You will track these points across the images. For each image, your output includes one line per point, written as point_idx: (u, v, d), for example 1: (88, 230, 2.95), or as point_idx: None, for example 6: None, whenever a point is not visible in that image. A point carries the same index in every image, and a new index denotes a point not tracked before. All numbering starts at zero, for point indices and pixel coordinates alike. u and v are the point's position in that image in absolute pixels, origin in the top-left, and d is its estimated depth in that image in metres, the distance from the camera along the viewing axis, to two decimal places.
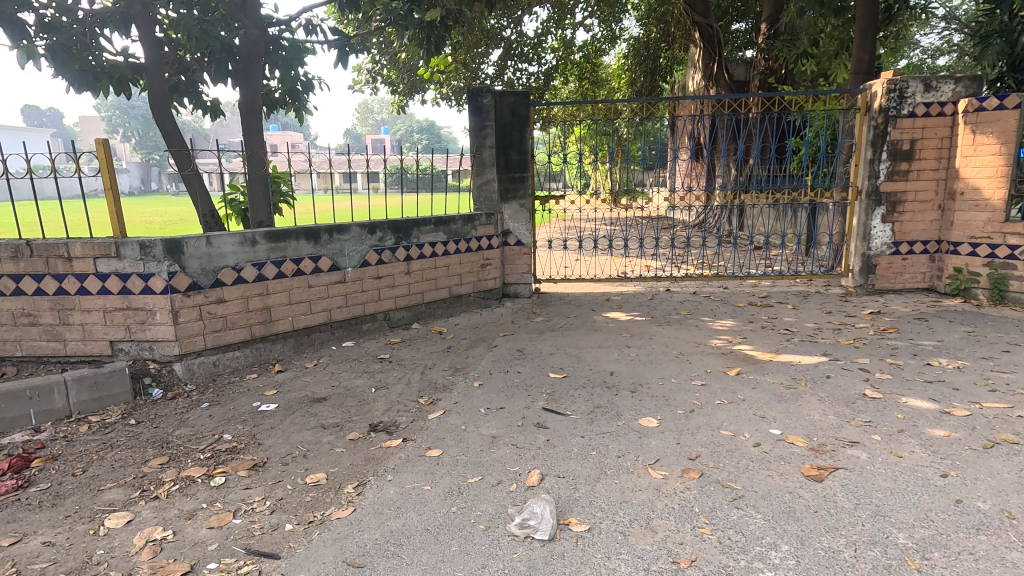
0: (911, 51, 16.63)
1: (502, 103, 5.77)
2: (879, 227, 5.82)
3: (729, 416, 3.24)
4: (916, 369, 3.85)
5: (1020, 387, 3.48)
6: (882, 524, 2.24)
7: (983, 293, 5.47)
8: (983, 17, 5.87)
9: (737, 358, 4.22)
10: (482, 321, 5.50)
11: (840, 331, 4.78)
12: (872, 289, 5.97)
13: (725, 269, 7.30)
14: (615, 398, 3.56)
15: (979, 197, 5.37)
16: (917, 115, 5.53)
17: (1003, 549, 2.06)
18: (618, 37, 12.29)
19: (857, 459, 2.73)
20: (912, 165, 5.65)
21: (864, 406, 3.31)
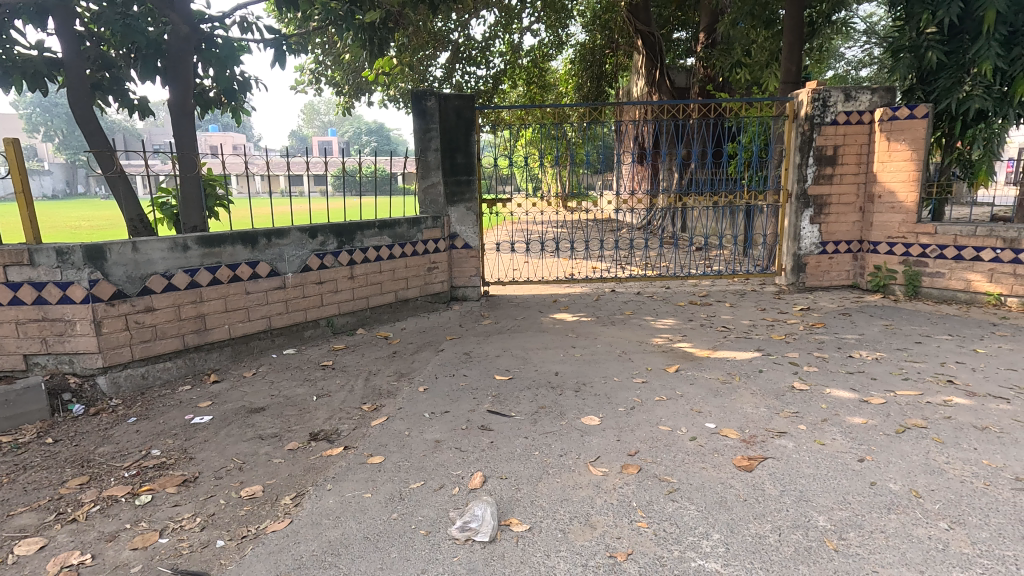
0: (836, 62, 17.74)
1: (447, 106, 5.76)
2: (807, 228, 6.15)
3: (667, 412, 3.34)
4: (840, 362, 4.09)
5: (929, 375, 3.76)
6: (805, 508, 2.37)
7: (900, 289, 5.90)
8: (893, 32, 6.29)
9: (676, 355, 4.37)
10: (429, 325, 5.45)
11: (773, 327, 5.02)
12: (803, 287, 6.31)
13: (668, 270, 7.54)
14: (559, 397, 3.62)
15: (895, 200, 5.78)
16: (839, 123, 5.88)
17: (910, 526, 2.22)
18: (565, 42, 12.50)
19: (785, 448, 2.88)
20: (836, 170, 6.00)
21: (792, 398, 3.49)
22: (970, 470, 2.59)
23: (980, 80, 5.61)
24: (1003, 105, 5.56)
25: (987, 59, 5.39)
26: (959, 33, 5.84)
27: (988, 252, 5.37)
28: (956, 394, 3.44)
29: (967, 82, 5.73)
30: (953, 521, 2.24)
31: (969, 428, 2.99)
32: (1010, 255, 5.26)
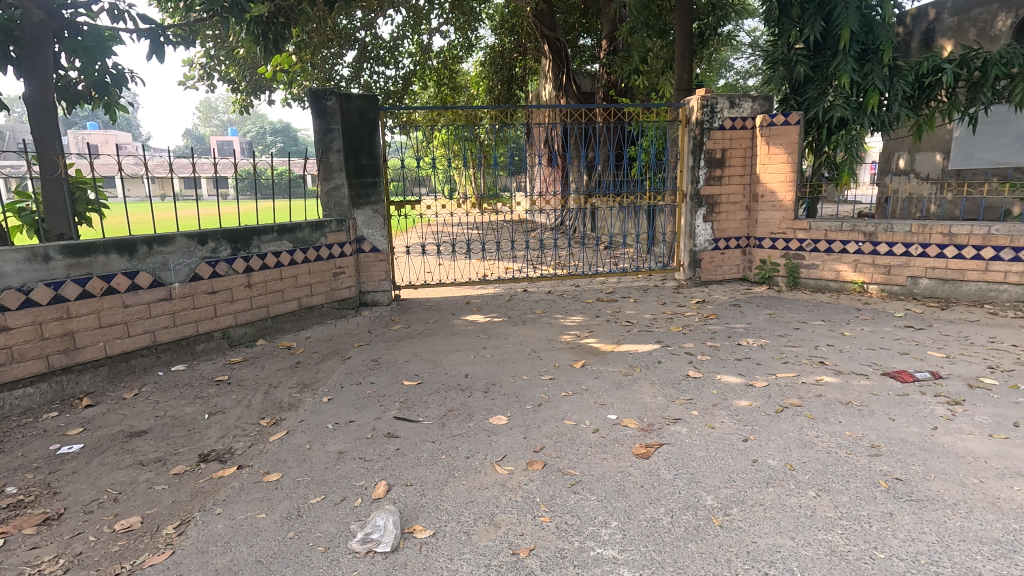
0: (726, 71, 19.18)
1: (349, 105, 5.58)
2: (701, 226, 6.55)
3: (572, 407, 3.43)
4: (729, 350, 4.40)
5: (804, 357, 4.14)
6: (695, 489, 2.52)
7: (782, 280, 6.47)
8: (769, 48, 6.98)
9: (583, 351, 4.51)
10: (336, 333, 5.25)
11: (672, 320, 5.31)
12: (700, 282, 6.72)
13: (577, 269, 7.76)
14: (468, 400, 3.61)
15: (775, 199, 6.33)
16: (725, 128, 6.33)
17: (784, 497, 2.43)
18: (474, 45, 12.54)
19: (679, 434, 3.05)
20: (724, 172, 6.44)
21: (686, 386, 3.70)
22: (836, 442, 2.88)
23: (841, 92, 6.31)
24: (860, 114, 6.31)
25: (845, 72, 6.14)
26: (822, 50, 6.49)
27: (852, 245, 6.01)
28: (826, 373, 3.82)
29: (831, 93, 6.39)
30: (820, 489, 2.47)
31: (835, 404, 3.32)
32: (870, 248, 5.92)
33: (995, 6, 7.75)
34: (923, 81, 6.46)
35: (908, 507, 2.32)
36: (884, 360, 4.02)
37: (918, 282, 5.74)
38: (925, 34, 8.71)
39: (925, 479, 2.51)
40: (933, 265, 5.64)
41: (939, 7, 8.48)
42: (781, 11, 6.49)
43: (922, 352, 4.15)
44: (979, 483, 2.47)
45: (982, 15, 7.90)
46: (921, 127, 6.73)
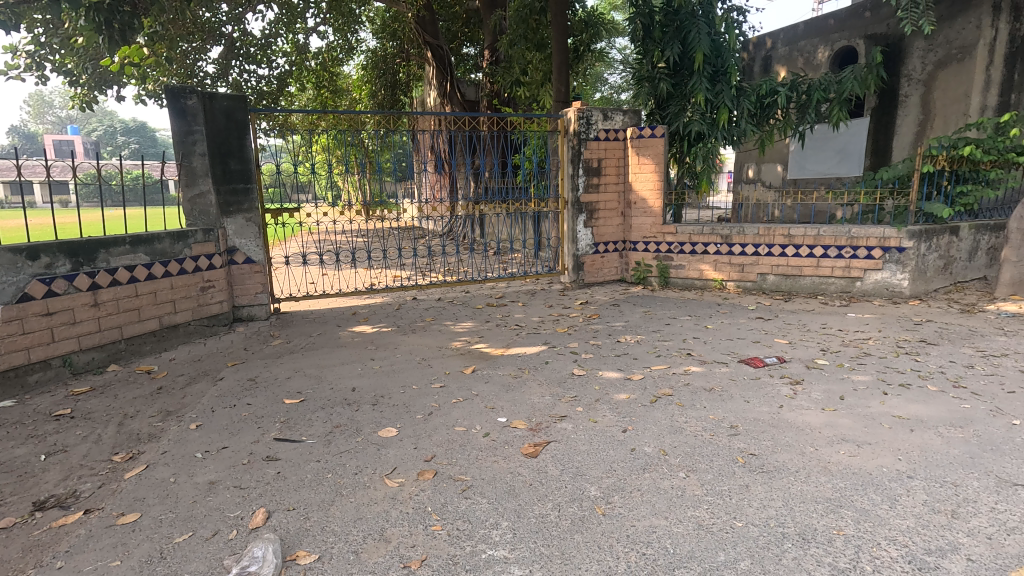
0: (602, 85, 20.40)
1: (214, 106, 5.16)
2: (582, 231, 6.89)
3: (463, 413, 3.45)
4: (610, 347, 4.68)
5: (674, 350, 4.52)
6: (581, 482, 2.65)
7: (655, 280, 7.02)
8: (634, 67, 7.55)
9: (473, 356, 4.55)
10: (205, 352, 4.81)
11: (558, 322, 5.54)
12: (583, 284, 7.07)
13: (467, 274, 7.81)
14: (355, 414, 3.48)
15: (647, 206, 6.87)
16: (600, 139, 6.74)
17: (659, 480, 2.64)
18: (355, 48, 12.14)
19: (565, 430, 3.18)
20: (600, 180, 6.85)
21: (571, 384, 3.88)
22: (701, 425, 3.18)
23: (697, 109, 6.99)
24: (714, 128, 7.02)
25: (700, 91, 6.81)
26: (680, 70, 7.15)
27: (712, 247, 6.68)
28: (692, 363, 4.21)
29: (689, 109, 7.05)
30: (688, 470, 2.72)
31: (701, 391, 3.67)
32: (727, 249, 6.62)
33: (815, 39, 9.05)
34: (764, 102, 7.35)
35: (761, 477, 2.62)
36: (741, 348, 4.51)
37: (766, 278, 6.50)
38: (764, 60, 9.94)
39: (773, 452, 2.86)
40: (778, 263, 6.43)
41: (773, 37, 9.72)
42: (645, 32, 7.09)
43: (770, 340, 4.72)
44: (815, 451, 2.85)
45: (807, 46, 9.18)
46: (764, 141, 7.65)
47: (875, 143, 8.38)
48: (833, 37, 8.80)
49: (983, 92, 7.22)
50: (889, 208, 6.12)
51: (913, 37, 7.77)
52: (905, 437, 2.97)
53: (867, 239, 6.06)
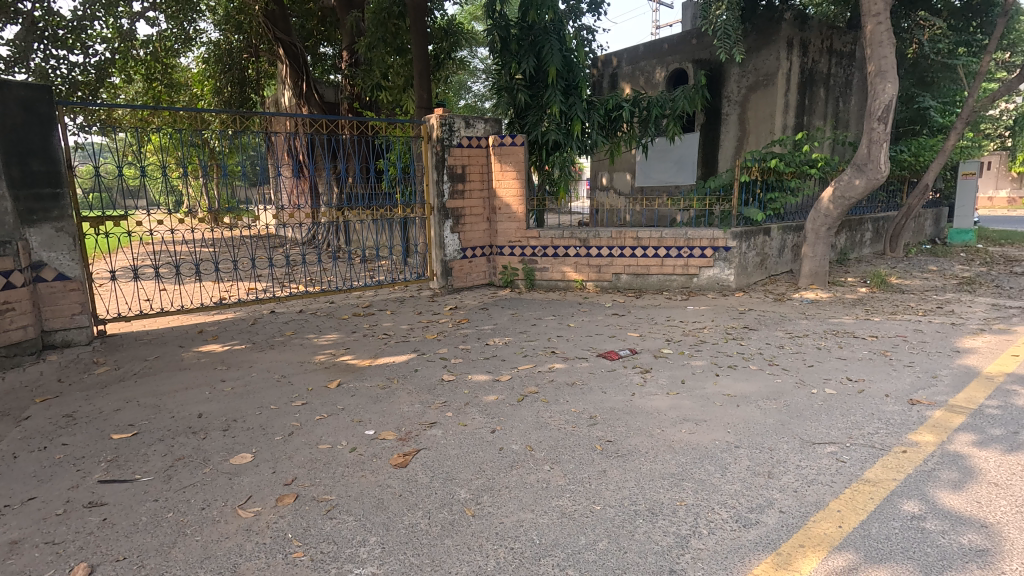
0: (466, 94, 20.66)
1: (6, 95, 4.35)
2: (449, 237, 6.93)
3: (327, 430, 3.28)
4: (479, 350, 4.75)
5: (540, 349, 4.72)
6: (451, 486, 2.66)
7: (521, 283, 7.28)
8: (494, 77, 7.80)
9: (338, 369, 4.35)
10: (4, 388, 4.04)
11: (427, 328, 5.49)
12: (452, 289, 7.10)
13: (332, 284, 7.43)
14: (202, 443, 3.15)
15: (511, 211, 7.10)
16: (463, 146, 6.83)
17: (525, 475, 2.74)
18: (193, 39, 10.99)
19: (435, 437, 3.17)
20: (465, 187, 6.94)
21: (441, 390, 3.87)
22: (564, 419, 3.36)
23: (553, 119, 7.39)
24: (569, 138, 7.48)
25: (555, 103, 7.20)
26: (536, 83, 7.53)
27: (572, 249, 7.10)
28: (556, 361, 4.43)
29: (546, 120, 7.44)
30: (553, 462, 2.85)
31: (563, 386, 3.87)
32: (585, 251, 7.07)
33: (653, 61, 10.04)
34: (611, 115, 7.98)
35: (616, 461, 2.85)
36: (599, 343, 4.85)
37: (620, 277, 7.06)
38: (612, 78, 10.80)
39: (627, 437, 3.11)
40: (629, 263, 7.02)
41: (618, 57, 10.61)
42: (503, 44, 7.33)
43: (624, 334, 5.13)
44: (662, 432, 3.16)
45: (646, 67, 10.14)
46: (613, 151, 8.28)
47: (704, 155, 9.50)
48: (667, 59, 9.82)
49: (784, 114, 8.54)
50: (717, 212, 6.96)
51: (730, 64, 8.95)
52: (733, 412, 3.40)
53: (700, 240, 6.86)
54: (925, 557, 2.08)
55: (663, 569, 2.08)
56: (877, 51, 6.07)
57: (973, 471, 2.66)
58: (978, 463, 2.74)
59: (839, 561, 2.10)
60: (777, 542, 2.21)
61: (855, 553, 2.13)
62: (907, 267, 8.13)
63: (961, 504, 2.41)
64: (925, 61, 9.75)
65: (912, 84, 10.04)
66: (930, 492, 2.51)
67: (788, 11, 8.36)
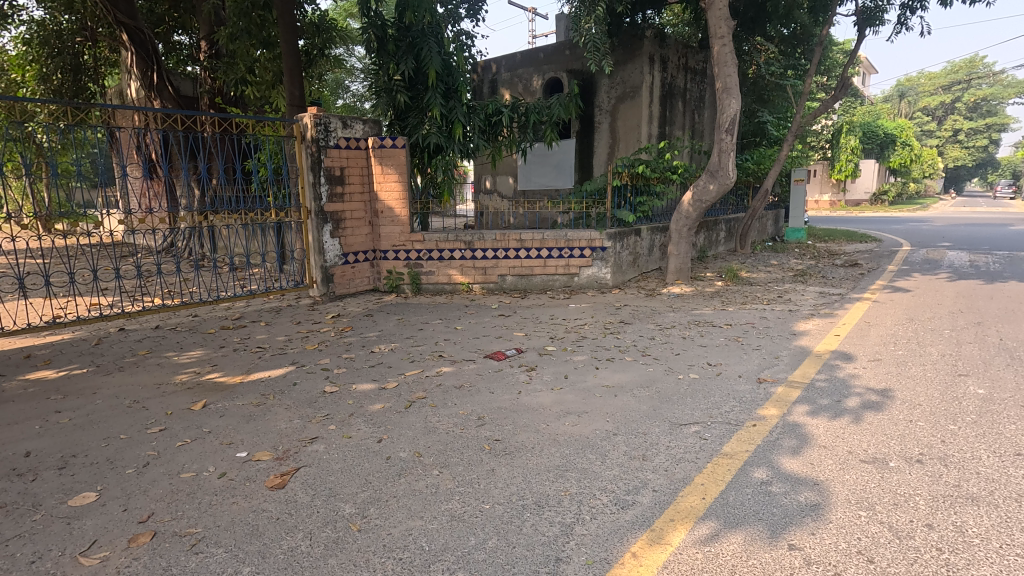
0: (344, 93, 19.86)
1: None
2: (329, 241, 6.63)
3: (191, 456, 2.97)
4: (364, 358, 4.59)
5: (427, 354, 4.66)
6: (334, 502, 2.54)
7: (407, 287, 7.15)
8: (371, 77, 7.61)
9: (204, 389, 3.96)
10: None
11: (307, 338, 5.19)
12: (334, 296, 6.79)
13: (196, 296, 6.75)
14: (31, 486, 2.70)
15: (394, 214, 6.95)
16: (341, 147, 6.56)
17: (414, 483, 2.69)
18: (8, 16, 9.42)
19: (316, 452, 3.01)
20: (344, 189, 6.66)
21: (323, 403, 3.68)
22: (453, 422, 3.35)
23: (434, 122, 7.35)
24: (451, 141, 7.47)
25: (436, 106, 7.17)
26: (416, 85, 7.48)
27: (457, 252, 7.11)
28: (444, 364, 4.41)
29: (427, 122, 7.38)
30: (441, 466, 2.84)
31: (452, 389, 3.86)
32: (470, 254, 7.12)
33: (530, 69, 10.37)
34: (492, 120, 8.14)
35: (503, 459, 2.90)
36: (486, 344, 4.91)
37: (506, 279, 7.20)
38: (491, 83, 11.00)
39: (514, 435, 3.17)
40: (514, 265, 7.19)
41: (497, 63, 10.83)
42: (380, 43, 7.18)
43: (510, 334, 5.24)
44: (547, 427, 3.27)
45: (524, 74, 10.46)
46: (495, 155, 8.43)
47: (581, 160, 9.99)
48: (543, 68, 10.21)
49: (649, 124, 9.25)
50: (593, 214, 7.38)
51: (600, 75, 9.52)
52: (611, 402, 3.62)
53: (579, 241, 7.20)
54: (771, 517, 2.37)
55: (549, 559, 2.15)
56: (723, 70, 6.81)
57: (808, 437, 3.07)
58: (811, 429, 3.16)
59: (703, 529, 2.31)
60: (651, 519, 2.39)
61: (716, 520, 2.36)
62: (754, 262, 9.19)
63: (798, 467, 2.77)
64: (762, 81, 11.11)
65: (753, 101, 11.39)
66: (774, 459, 2.85)
67: (649, 29, 9.07)
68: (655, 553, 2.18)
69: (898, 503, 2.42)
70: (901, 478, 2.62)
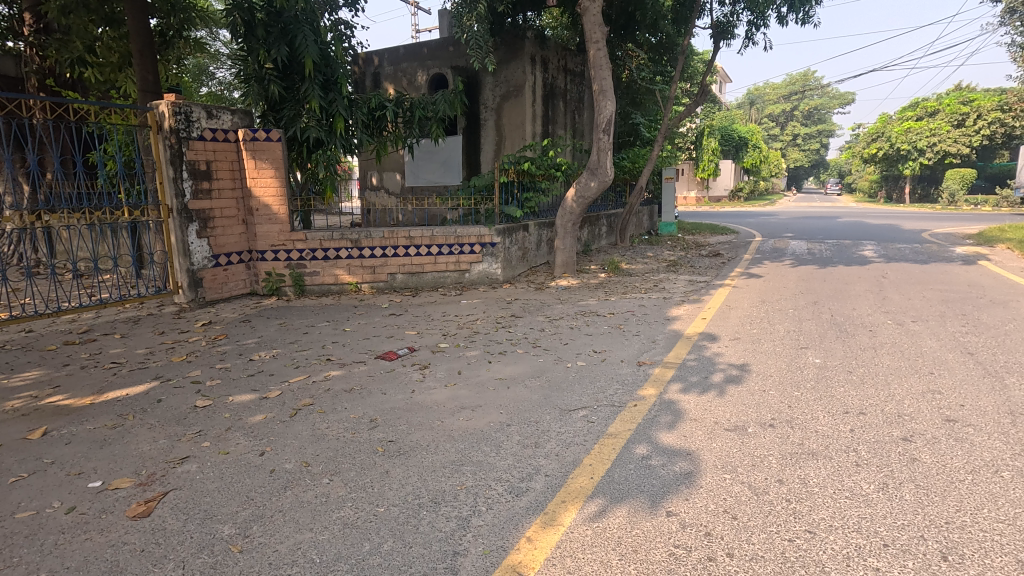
0: (208, 80, 18.21)
1: None
2: (196, 242, 6.05)
3: (30, 493, 2.57)
4: (242, 367, 4.26)
5: (314, 358, 4.43)
6: (210, 525, 2.34)
7: (289, 289, 6.73)
8: (239, 63, 7.06)
9: (44, 415, 3.44)
10: None
11: (172, 350, 4.70)
12: (204, 302, 6.21)
13: (29, 308, 5.83)
14: None
15: (271, 212, 6.51)
16: (206, 139, 6.01)
17: (302, 494, 2.55)
18: None
19: (188, 473, 2.74)
20: (212, 185, 6.12)
21: (195, 418, 3.36)
22: (343, 427, 3.22)
23: (313, 115, 6.98)
24: (331, 135, 7.13)
25: (314, 98, 6.81)
26: (290, 74, 7.05)
27: (343, 251, 6.82)
28: (332, 368, 4.22)
29: (304, 115, 6.99)
30: (332, 474, 2.72)
31: (341, 393, 3.71)
32: (357, 253, 6.87)
33: (414, 63, 10.20)
34: (375, 114, 7.88)
35: (397, 460, 2.84)
36: (377, 345, 4.77)
37: (395, 277, 7.04)
38: (373, 76, 10.67)
39: (408, 434, 3.12)
40: (403, 263, 7.05)
41: (379, 56, 10.52)
42: (248, 28, 6.66)
43: (402, 333, 5.14)
44: (441, 423, 3.26)
45: (408, 69, 10.26)
46: (380, 151, 8.19)
47: (468, 157, 10.01)
48: (427, 63, 10.09)
49: (533, 123, 9.51)
50: (482, 211, 7.45)
51: (484, 73, 9.62)
52: (504, 394, 3.70)
53: (468, 237, 7.24)
54: (651, 488, 2.56)
55: (447, 554, 2.15)
56: (599, 73, 7.19)
57: (681, 412, 3.36)
58: (683, 405, 3.47)
59: (592, 507, 2.44)
60: (544, 503, 2.48)
61: (603, 498, 2.51)
62: (633, 254, 9.85)
63: (674, 440, 3.02)
64: (635, 85, 11.89)
65: (627, 104, 12.16)
66: (653, 435, 3.09)
67: (530, 30, 9.33)
68: (549, 535, 2.26)
69: (756, 464, 2.73)
70: (757, 442, 2.96)
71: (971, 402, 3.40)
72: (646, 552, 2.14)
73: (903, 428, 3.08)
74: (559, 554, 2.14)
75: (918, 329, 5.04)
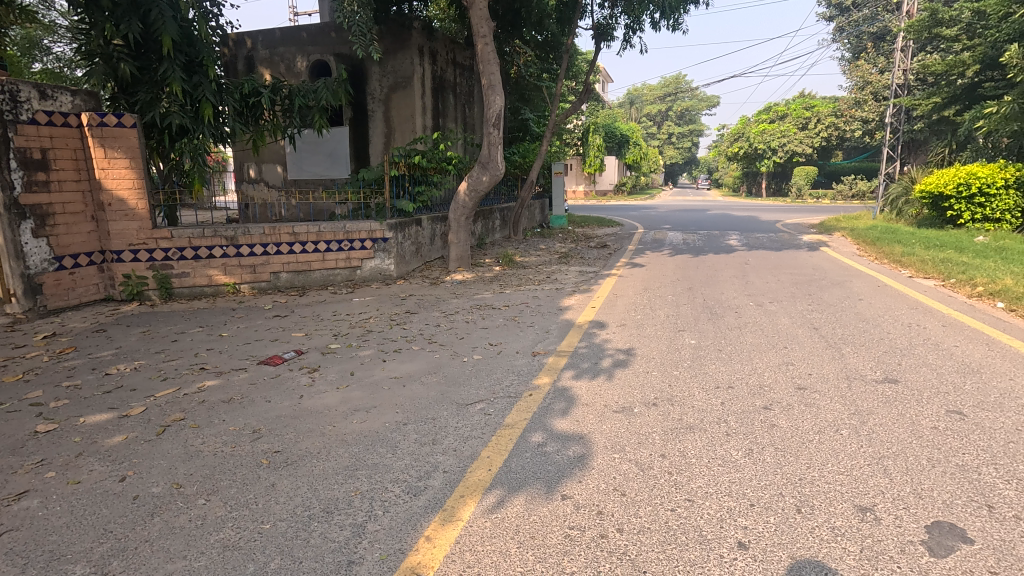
0: (42, 56, 15.74)
1: None
2: (31, 242, 5.22)
3: None
4: (95, 384, 3.75)
5: (184, 368, 4.02)
6: (57, 567, 2.04)
7: (154, 293, 6.05)
8: (80, 38, 6.20)
9: None
10: None
11: (3, 369, 4.02)
12: (45, 311, 5.38)
13: None
14: None
15: (127, 207, 5.79)
16: (39, 123, 5.22)
17: (173, 519, 2.31)
18: None
19: (28, 510, 2.37)
20: (50, 176, 5.32)
21: (35, 447, 2.90)
22: (221, 441, 2.96)
23: (175, 99, 6.29)
24: (198, 123, 6.48)
25: (175, 80, 6.13)
26: (145, 53, 6.30)
27: (217, 250, 6.26)
28: (207, 377, 3.85)
29: (164, 99, 6.29)
30: (208, 494, 2.48)
31: (219, 405, 3.40)
32: (234, 251, 6.33)
33: (292, 48, 9.57)
34: (248, 101, 7.28)
35: (284, 472, 2.66)
36: (259, 350, 4.43)
37: (279, 276, 6.59)
38: (246, 60, 9.86)
39: (296, 443, 2.94)
40: (288, 261, 6.61)
41: (252, 38, 9.73)
42: None
43: (288, 335, 4.83)
44: (333, 428, 3.11)
45: (285, 54, 9.60)
46: (257, 141, 7.60)
47: (356, 149, 9.60)
48: (307, 49, 9.51)
49: (422, 115, 9.33)
50: (373, 205, 7.18)
51: (370, 62, 9.28)
52: (400, 392, 3.61)
53: (359, 232, 6.94)
54: (547, 474, 2.64)
55: (341, 564, 2.06)
56: (487, 67, 7.23)
57: (574, 398, 3.50)
58: (576, 391, 3.61)
59: (490, 499, 2.46)
60: (442, 500, 2.45)
61: (500, 488, 2.53)
62: (525, 247, 10.05)
63: (568, 426, 3.13)
64: (523, 81, 12.12)
65: (516, 99, 12.43)
66: (549, 422, 3.18)
67: (416, 21, 9.13)
68: (448, 532, 2.24)
69: (641, 442, 2.92)
70: (643, 421, 3.16)
71: (816, 371, 3.89)
72: (544, 536, 2.20)
73: (764, 398, 3.45)
74: (457, 550, 2.13)
75: (774, 309, 5.67)
